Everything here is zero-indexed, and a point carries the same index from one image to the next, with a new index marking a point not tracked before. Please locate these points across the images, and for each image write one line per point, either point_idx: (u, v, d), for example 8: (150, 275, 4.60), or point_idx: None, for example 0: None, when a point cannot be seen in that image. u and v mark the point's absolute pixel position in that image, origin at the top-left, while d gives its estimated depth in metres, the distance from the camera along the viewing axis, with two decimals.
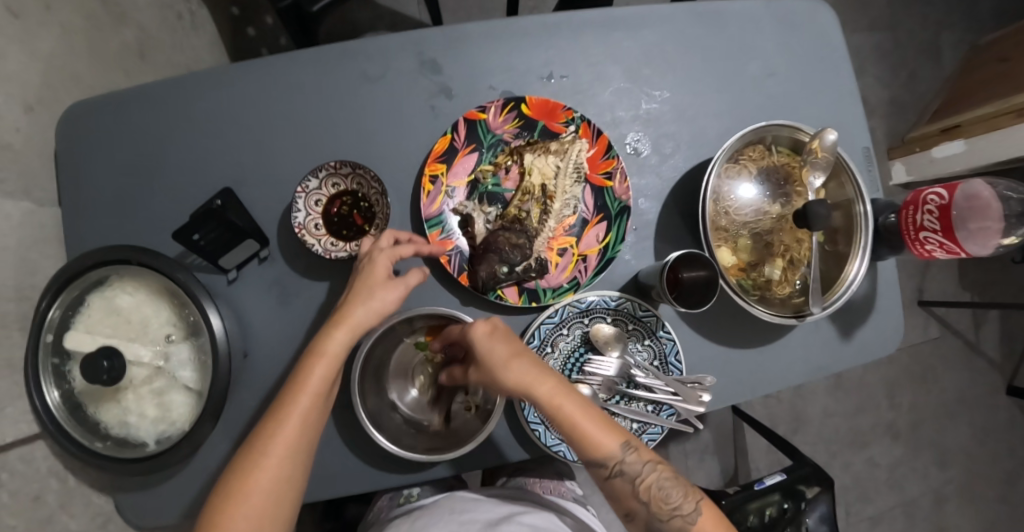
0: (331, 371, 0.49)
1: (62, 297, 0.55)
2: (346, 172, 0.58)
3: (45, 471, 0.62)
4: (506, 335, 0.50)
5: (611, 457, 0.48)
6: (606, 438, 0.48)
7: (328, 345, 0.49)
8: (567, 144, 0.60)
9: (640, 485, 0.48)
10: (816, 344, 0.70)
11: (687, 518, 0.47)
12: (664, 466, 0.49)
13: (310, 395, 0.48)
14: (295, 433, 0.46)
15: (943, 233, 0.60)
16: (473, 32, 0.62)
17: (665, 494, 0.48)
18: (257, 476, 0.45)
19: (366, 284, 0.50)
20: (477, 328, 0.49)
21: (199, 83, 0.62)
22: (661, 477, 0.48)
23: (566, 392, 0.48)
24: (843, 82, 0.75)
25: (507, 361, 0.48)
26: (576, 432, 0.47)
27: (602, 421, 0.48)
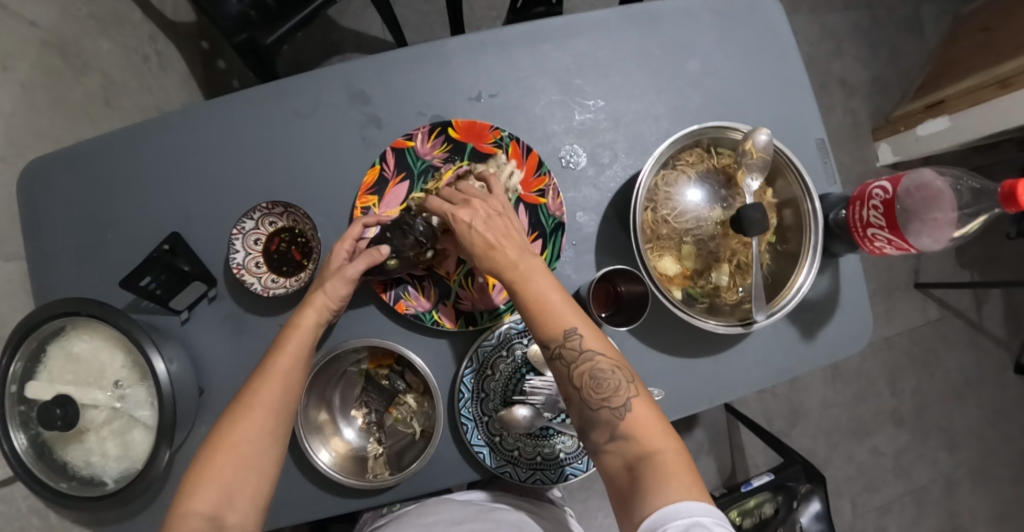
0: (304, 345, 0.51)
1: (22, 349, 0.58)
2: (280, 211, 0.60)
3: (25, 510, 0.66)
4: (493, 221, 0.51)
5: (555, 340, 0.48)
6: (554, 318, 0.48)
7: (299, 319, 0.52)
8: (495, 167, 0.61)
9: (576, 371, 0.47)
10: (776, 347, 0.68)
11: (617, 412, 0.46)
12: (605, 357, 0.48)
13: (289, 356, 0.50)
14: (274, 394, 0.48)
15: (889, 230, 0.58)
16: (398, 59, 0.63)
17: (598, 384, 0.47)
18: (243, 428, 0.46)
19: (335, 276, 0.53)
20: (460, 215, 0.50)
21: (142, 133, 0.65)
22: (597, 367, 0.47)
23: (532, 271, 0.50)
24: (791, 75, 0.73)
25: (487, 241, 0.49)
26: (534, 310, 0.48)
27: (564, 304, 0.49)
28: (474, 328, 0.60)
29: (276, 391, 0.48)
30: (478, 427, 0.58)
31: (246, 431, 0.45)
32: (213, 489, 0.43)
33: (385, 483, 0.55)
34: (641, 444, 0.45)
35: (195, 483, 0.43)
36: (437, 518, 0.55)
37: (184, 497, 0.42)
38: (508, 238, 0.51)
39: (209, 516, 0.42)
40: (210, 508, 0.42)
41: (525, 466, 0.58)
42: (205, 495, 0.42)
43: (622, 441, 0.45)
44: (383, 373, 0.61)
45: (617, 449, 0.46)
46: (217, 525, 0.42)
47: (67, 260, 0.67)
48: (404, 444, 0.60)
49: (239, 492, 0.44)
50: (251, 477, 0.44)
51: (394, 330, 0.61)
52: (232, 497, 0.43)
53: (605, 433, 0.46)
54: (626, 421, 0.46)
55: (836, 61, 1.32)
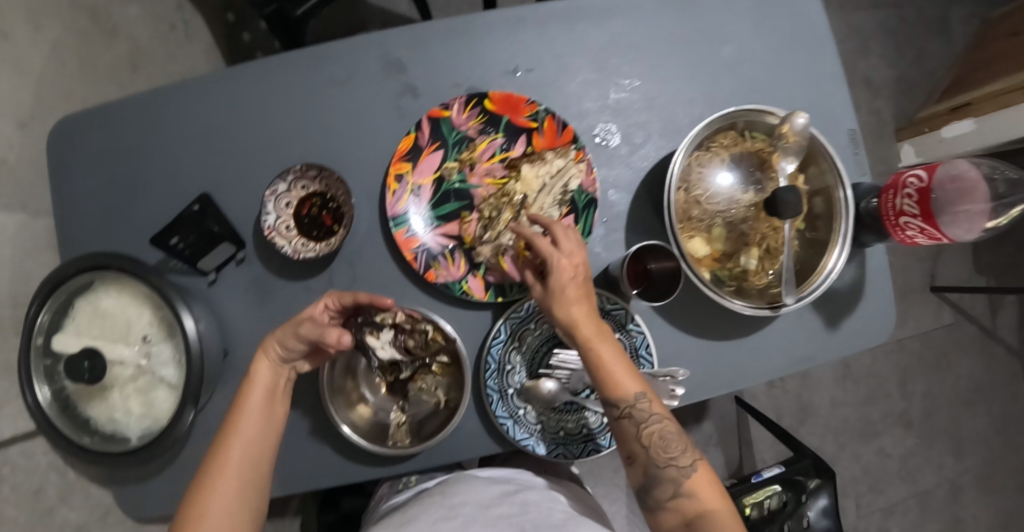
0: (265, 400, 0.52)
1: (50, 302, 0.58)
2: (313, 174, 0.60)
3: (44, 466, 0.66)
4: (581, 281, 0.49)
5: (625, 401, 0.48)
6: (628, 380, 0.48)
7: (255, 379, 0.52)
8: (562, 160, 0.60)
9: (644, 431, 0.48)
10: (798, 334, 0.68)
11: (683, 472, 0.48)
12: (669, 419, 0.49)
13: (248, 418, 0.51)
14: (240, 460, 0.49)
15: (923, 218, 0.57)
16: (435, 29, 0.63)
17: (665, 444, 0.48)
18: (210, 501, 0.47)
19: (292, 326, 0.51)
20: (559, 261, 0.48)
21: (173, 93, 0.65)
22: (666, 430, 0.48)
23: (603, 334, 0.49)
24: (827, 64, 0.72)
25: (575, 297, 0.49)
26: (605, 374, 0.48)
27: (631, 367, 0.50)
28: (503, 300, 0.60)
29: (237, 458, 0.49)
30: (503, 399, 0.58)
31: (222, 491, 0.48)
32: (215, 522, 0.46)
33: (409, 450, 0.55)
34: (701, 501, 0.47)
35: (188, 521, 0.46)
36: (463, 500, 0.55)
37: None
38: (587, 300, 0.50)
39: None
40: None
41: (547, 439, 0.58)
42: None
43: (683, 498, 0.47)
44: None
45: (677, 506, 0.47)
46: None
47: (94, 217, 0.66)
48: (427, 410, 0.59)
49: None
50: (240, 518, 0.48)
51: (424, 301, 0.61)
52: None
53: (669, 490, 0.48)
54: (691, 480, 0.47)
55: (862, 60, 1.31)
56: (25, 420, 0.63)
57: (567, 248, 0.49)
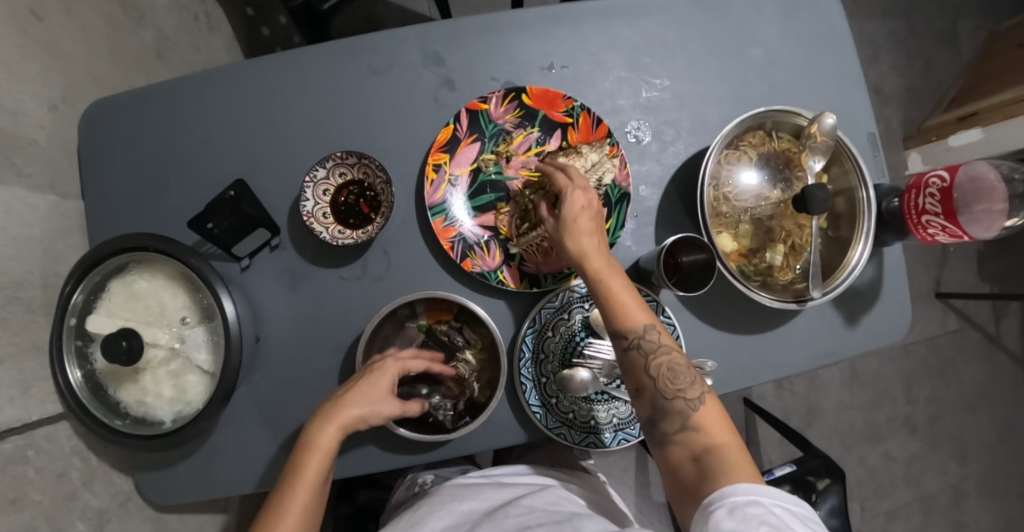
0: (324, 466, 0.51)
1: (85, 282, 0.57)
2: (352, 162, 0.61)
3: (68, 450, 0.66)
4: (593, 215, 0.52)
5: (634, 332, 0.50)
6: (636, 311, 0.50)
7: (318, 438, 0.51)
8: (597, 154, 0.61)
9: (653, 362, 0.49)
10: (820, 331, 0.69)
11: (691, 404, 0.48)
12: (677, 352, 0.50)
13: (305, 485, 0.50)
14: (297, 526, 0.48)
15: (945, 216, 0.59)
16: (473, 23, 0.64)
17: (674, 375, 0.49)
18: None
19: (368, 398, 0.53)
20: (574, 197, 0.52)
21: (210, 80, 0.65)
22: (674, 361, 0.50)
23: (613, 268, 0.51)
24: (850, 69, 0.74)
25: (586, 230, 0.51)
26: (614, 304, 0.50)
27: (641, 301, 0.51)
28: (537, 290, 0.60)
29: (293, 527, 0.48)
30: (536, 387, 0.59)
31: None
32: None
33: (447, 436, 0.55)
34: (709, 436, 0.47)
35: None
36: (471, 508, 0.56)
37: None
38: (599, 235, 0.53)
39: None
40: None
41: (577, 428, 0.59)
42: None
43: (692, 432, 0.48)
44: (443, 329, 0.60)
45: (685, 439, 0.48)
46: None
47: (127, 200, 0.67)
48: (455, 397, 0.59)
49: None
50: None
51: (457, 290, 0.61)
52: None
53: (676, 422, 0.48)
54: (698, 413, 0.48)
55: (872, 69, 1.34)
56: (51, 402, 0.63)
57: (579, 185, 0.53)
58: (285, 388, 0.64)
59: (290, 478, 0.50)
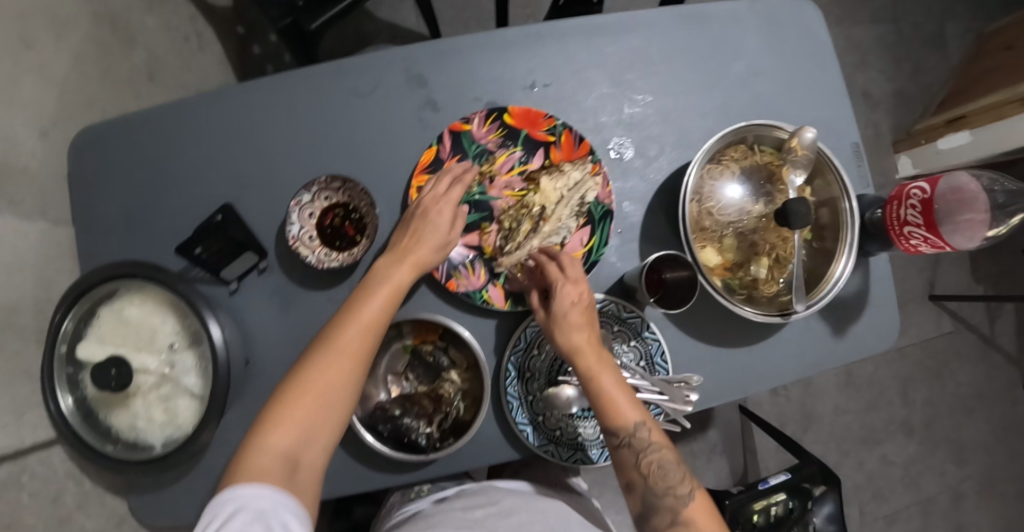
0: (391, 298, 0.53)
1: (74, 310, 0.58)
2: (337, 186, 0.62)
3: (62, 474, 0.66)
4: (584, 309, 0.55)
5: (626, 431, 0.52)
6: (628, 409, 0.52)
7: (391, 274, 0.54)
8: (579, 172, 0.62)
9: (644, 460, 0.52)
10: (807, 342, 0.69)
11: (680, 501, 0.52)
12: (667, 449, 0.53)
13: (362, 326, 0.50)
14: (358, 343, 0.49)
15: (926, 227, 0.59)
16: (455, 44, 0.65)
17: (663, 473, 0.52)
18: (316, 375, 0.47)
19: (433, 226, 0.56)
20: (567, 291, 0.54)
21: (196, 105, 0.66)
22: (664, 459, 0.52)
23: (605, 364, 0.54)
24: (833, 80, 0.75)
25: (579, 324, 0.54)
26: (606, 401, 0.52)
27: (632, 398, 0.53)
28: (522, 308, 0.61)
29: (357, 338, 0.49)
30: (523, 406, 0.59)
31: (296, 412, 0.46)
32: (285, 436, 0.45)
33: (429, 456, 0.55)
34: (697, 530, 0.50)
35: (269, 425, 0.46)
36: (484, 513, 0.59)
37: (258, 440, 0.45)
38: (591, 329, 0.55)
39: (283, 455, 0.45)
40: (288, 449, 0.45)
41: (565, 445, 0.60)
42: (278, 442, 0.45)
43: (682, 526, 0.51)
44: (428, 348, 0.61)
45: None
46: (293, 462, 0.45)
47: (117, 225, 0.67)
48: (439, 417, 0.59)
49: (319, 430, 0.47)
50: (313, 448, 0.46)
51: (444, 308, 0.62)
52: (299, 457, 0.46)
53: (667, 517, 0.51)
54: (688, 508, 0.51)
55: (860, 74, 1.34)
56: (44, 427, 0.64)
57: (571, 276, 0.55)
58: None
59: (352, 304, 0.52)
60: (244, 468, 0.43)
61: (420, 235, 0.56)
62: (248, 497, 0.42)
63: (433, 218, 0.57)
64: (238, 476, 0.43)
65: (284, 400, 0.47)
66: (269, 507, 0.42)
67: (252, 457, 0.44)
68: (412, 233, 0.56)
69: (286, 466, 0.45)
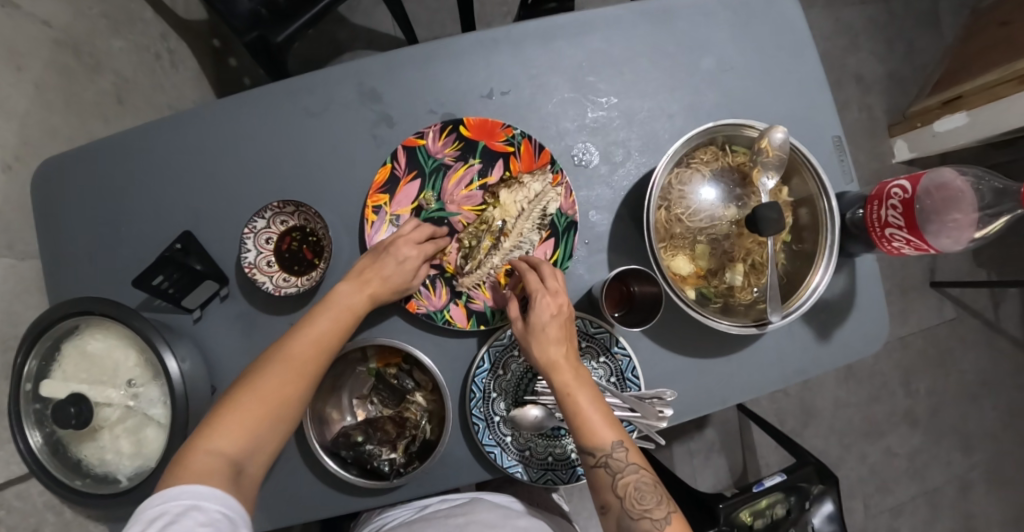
0: (342, 319, 0.53)
1: (36, 348, 0.58)
2: (291, 210, 0.60)
3: (41, 506, 0.66)
4: (563, 321, 0.53)
5: (601, 450, 0.51)
6: (604, 428, 0.51)
7: (347, 295, 0.54)
8: (540, 183, 0.60)
9: (620, 481, 0.51)
10: (790, 348, 0.66)
11: (656, 525, 0.49)
12: (645, 470, 0.51)
13: (313, 344, 0.51)
14: (307, 359, 0.51)
15: (908, 230, 0.55)
16: (409, 56, 0.63)
17: (639, 495, 0.50)
18: (264, 388, 0.49)
19: (397, 249, 0.56)
20: (544, 303, 0.52)
21: (151, 131, 0.65)
22: (641, 480, 0.51)
23: (582, 382, 0.52)
24: (808, 71, 0.71)
25: (555, 337, 0.52)
26: (580, 419, 0.51)
27: (609, 416, 0.52)
28: (486, 327, 0.59)
29: (307, 354, 0.51)
30: (489, 427, 0.58)
31: (241, 419, 0.48)
32: (230, 442, 0.47)
33: (392, 484, 0.54)
34: None
35: (217, 428, 0.47)
36: (469, 521, 0.59)
37: (195, 444, 0.46)
38: (569, 342, 0.54)
39: (226, 458, 0.46)
40: (233, 453, 0.46)
41: (535, 466, 0.58)
42: (222, 446, 0.46)
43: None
44: (393, 372, 0.60)
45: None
46: (235, 468, 0.46)
47: (81, 257, 0.67)
48: (405, 441, 0.59)
49: (260, 443, 0.48)
50: (259, 455, 0.49)
51: (407, 329, 0.60)
52: (241, 464, 0.47)
53: None
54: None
55: (852, 56, 1.30)
56: (18, 462, 0.64)
57: (551, 287, 0.54)
58: None
59: (305, 320, 0.52)
60: (180, 469, 0.44)
61: (381, 258, 0.55)
62: (177, 497, 0.42)
63: (402, 255, 0.55)
64: (178, 475, 0.44)
65: (231, 405, 0.48)
66: (201, 500, 0.42)
67: (195, 458, 0.45)
68: (376, 257, 0.56)
69: (231, 470, 0.46)
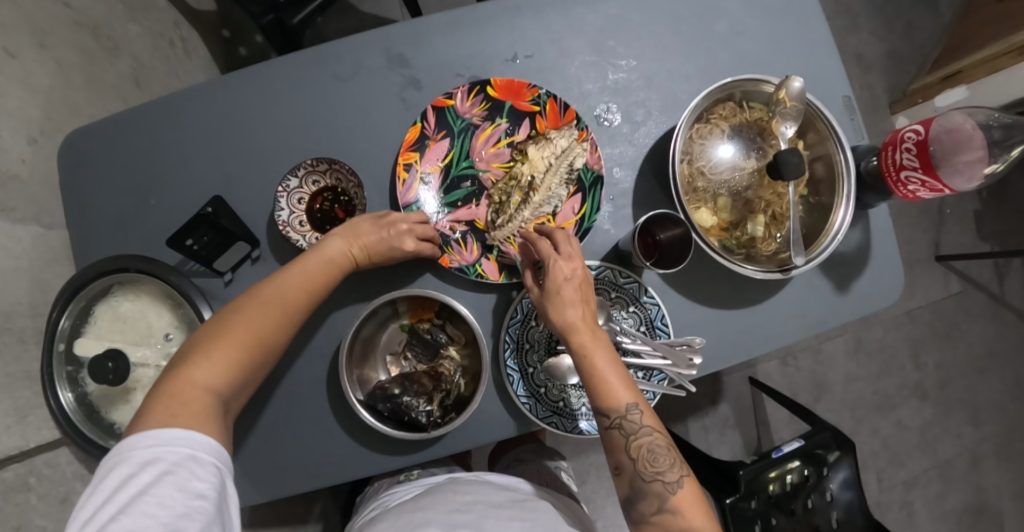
0: (330, 269, 0.55)
1: (71, 308, 0.58)
2: (324, 169, 0.62)
3: (70, 475, 0.65)
4: (579, 284, 0.53)
5: (616, 411, 0.49)
6: (618, 389, 0.50)
7: (331, 247, 0.55)
8: (566, 139, 0.62)
9: (634, 442, 0.49)
10: (809, 301, 0.68)
11: (669, 486, 0.48)
12: (660, 433, 0.50)
13: (301, 291, 0.53)
14: (293, 300, 0.52)
15: (923, 170, 0.56)
16: (433, 23, 0.64)
17: (654, 458, 0.49)
18: (244, 326, 0.50)
19: (410, 228, 0.57)
20: (560, 265, 0.53)
21: (180, 99, 0.66)
22: (654, 443, 0.49)
23: (600, 341, 0.51)
24: (820, 33, 0.73)
25: (571, 298, 0.52)
26: (595, 379, 0.50)
27: (625, 378, 0.51)
28: (517, 281, 0.61)
29: (296, 297, 0.53)
30: (524, 378, 0.59)
31: (225, 354, 0.48)
32: (213, 377, 0.46)
33: (431, 433, 0.54)
34: (684, 521, 0.47)
35: (199, 362, 0.46)
36: (476, 498, 0.54)
37: (183, 376, 0.45)
38: (586, 305, 0.53)
39: (207, 390, 0.46)
40: (213, 386, 0.46)
41: (569, 418, 0.59)
42: (206, 380, 0.46)
43: (668, 515, 0.47)
44: (426, 327, 0.61)
45: (661, 521, 0.48)
46: (214, 395, 0.46)
47: (111, 224, 0.68)
48: (440, 395, 0.60)
49: (237, 382, 0.49)
50: (234, 388, 0.49)
51: (439, 286, 0.62)
52: (223, 396, 0.47)
53: (653, 505, 0.48)
54: (676, 497, 0.48)
55: (852, 37, 1.33)
56: (49, 428, 0.63)
57: (566, 252, 0.54)
58: None
59: (292, 268, 0.54)
60: (162, 398, 0.43)
61: (383, 232, 0.57)
62: (172, 442, 0.40)
63: (400, 230, 0.57)
64: (161, 403, 0.43)
65: (224, 341, 0.48)
66: (198, 451, 0.41)
67: (176, 388, 0.44)
68: (380, 228, 0.57)
69: (215, 405, 0.46)
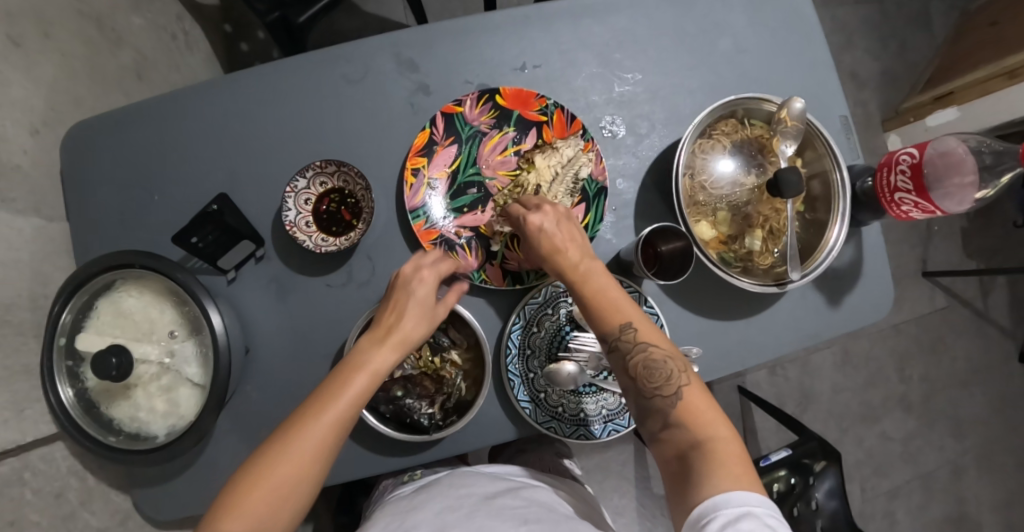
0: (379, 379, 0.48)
1: (73, 301, 0.57)
2: (331, 171, 0.62)
3: (65, 470, 0.65)
4: (557, 224, 0.54)
5: (611, 334, 0.50)
6: (609, 314, 0.50)
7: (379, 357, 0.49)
8: (572, 149, 0.63)
9: (632, 361, 0.49)
10: (803, 314, 0.69)
11: (669, 400, 0.47)
12: (657, 347, 0.49)
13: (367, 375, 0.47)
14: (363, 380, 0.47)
15: (916, 193, 0.59)
16: (444, 29, 0.65)
17: (651, 374, 0.48)
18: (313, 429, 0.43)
19: (416, 306, 0.53)
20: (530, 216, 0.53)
21: (187, 95, 0.66)
22: (650, 358, 0.48)
23: (587, 274, 0.52)
24: (820, 53, 0.75)
25: (551, 243, 0.53)
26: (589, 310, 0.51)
27: (618, 303, 0.51)
28: (521, 287, 0.62)
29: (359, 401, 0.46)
30: (525, 383, 0.60)
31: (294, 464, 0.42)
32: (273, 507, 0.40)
33: (432, 436, 0.56)
34: (693, 433, 0.46)
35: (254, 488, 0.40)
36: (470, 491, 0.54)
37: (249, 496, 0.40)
38: (570, 241, 0.54)
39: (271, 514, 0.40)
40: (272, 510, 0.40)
41: (567, 423, 0.60)
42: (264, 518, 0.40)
43: (675, 429, 0.47)
44: None
45: (670, 438, 0.47)
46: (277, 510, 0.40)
47: (113, 219, 0.67)
48: (442, 398, 0.60)
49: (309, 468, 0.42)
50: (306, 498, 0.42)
51: None
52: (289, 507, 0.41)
53: (658, 421, 0.48)
54: (679, 409, 0.47)
55: (847, 54, 1.36)
56: (46, 423, 0.63)
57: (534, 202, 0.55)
58: (276, 394, 0.64)
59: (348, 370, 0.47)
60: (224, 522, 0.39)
61: (406, 292, 0.53)
62: None
63: (413, 284, 0.53)
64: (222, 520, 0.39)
65: (273, 480, 0.41)
66: None
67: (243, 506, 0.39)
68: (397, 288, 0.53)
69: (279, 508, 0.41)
